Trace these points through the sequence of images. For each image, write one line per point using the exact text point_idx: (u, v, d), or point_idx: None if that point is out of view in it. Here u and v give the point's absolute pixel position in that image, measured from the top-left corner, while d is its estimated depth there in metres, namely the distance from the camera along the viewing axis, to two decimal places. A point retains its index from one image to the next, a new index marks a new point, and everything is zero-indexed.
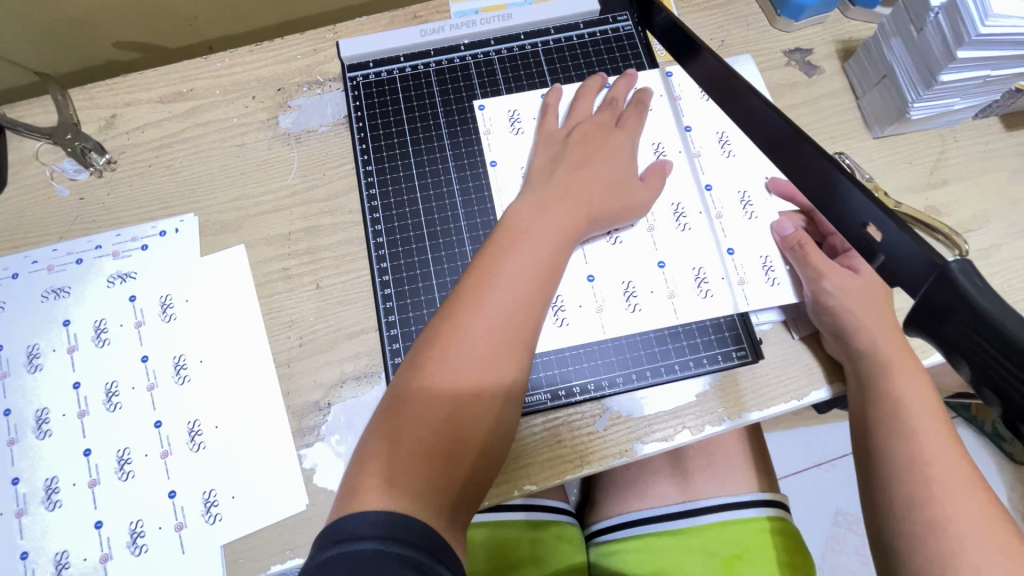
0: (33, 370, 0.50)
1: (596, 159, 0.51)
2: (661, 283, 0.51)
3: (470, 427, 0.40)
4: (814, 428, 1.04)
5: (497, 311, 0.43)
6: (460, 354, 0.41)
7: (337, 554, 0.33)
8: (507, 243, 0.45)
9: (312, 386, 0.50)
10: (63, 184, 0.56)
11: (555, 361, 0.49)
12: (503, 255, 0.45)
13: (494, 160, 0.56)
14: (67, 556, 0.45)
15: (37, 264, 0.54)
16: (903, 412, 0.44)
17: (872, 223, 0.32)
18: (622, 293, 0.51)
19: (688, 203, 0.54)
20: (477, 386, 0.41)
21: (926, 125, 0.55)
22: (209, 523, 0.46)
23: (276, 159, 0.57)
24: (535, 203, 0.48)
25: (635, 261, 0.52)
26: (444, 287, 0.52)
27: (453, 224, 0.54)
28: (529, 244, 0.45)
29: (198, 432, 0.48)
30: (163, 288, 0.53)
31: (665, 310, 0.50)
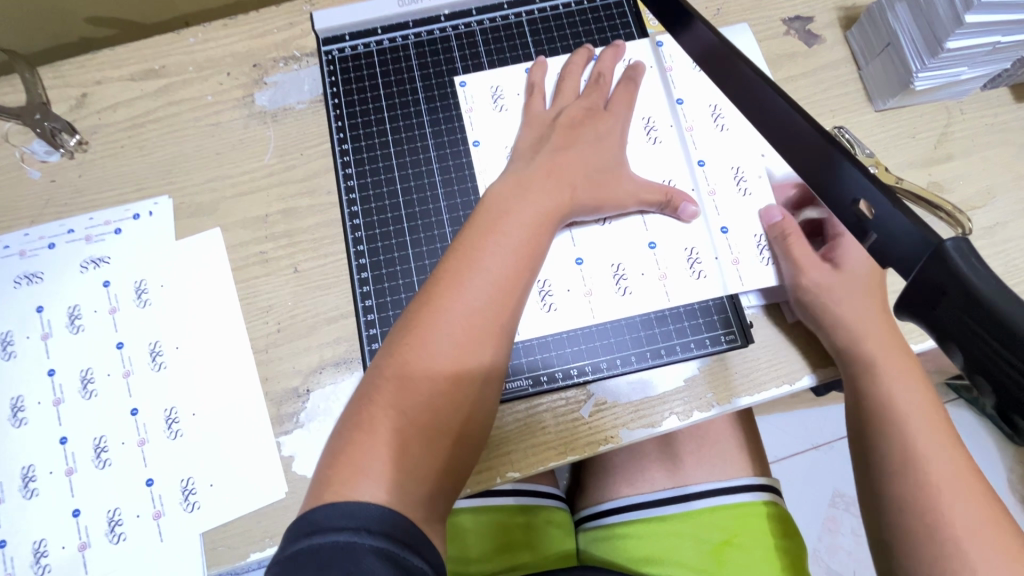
0: (7, 357, 0.49)
1: (580, 138, 0.49)
2: (652, 265, 0.49)
3: (448, 416, 0.39)
4: (814, 411, 1.03)
5: (475, 295, 0.41)
6: (438, 341, 0.40)
7: (308, 547, 0.32)
8: (488, 226, 0.44)
9: (290, 372, 0.49)
10: (34, 166, 0.55)
11: (538, 347, 0.48)
12: (482, 237, 0.43)
13: (476, 140, 0.53)
14: (46, 544, 0.45)
15: (9, 249, 0.52)
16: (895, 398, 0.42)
17: (864, 199, 0.29)
18: (611, 277, 0.49)
19: (679, 182, 0.51)
20: (454, 373, 0.40)
21: (931, 96, 0.53)
22: (187, 511, 0.45)
23: (252, 138, 0.55)
24: (516, 183, 0.46)
25: (624, 243, 0.49)
26: (422, 270, 0.51)
27: (432, 205, 0.52)
28: (510, 225, 0.44)
29: (175, 420, 0.47)
30: (139, 273, 0.51)
31: (654, 292, 0.49)
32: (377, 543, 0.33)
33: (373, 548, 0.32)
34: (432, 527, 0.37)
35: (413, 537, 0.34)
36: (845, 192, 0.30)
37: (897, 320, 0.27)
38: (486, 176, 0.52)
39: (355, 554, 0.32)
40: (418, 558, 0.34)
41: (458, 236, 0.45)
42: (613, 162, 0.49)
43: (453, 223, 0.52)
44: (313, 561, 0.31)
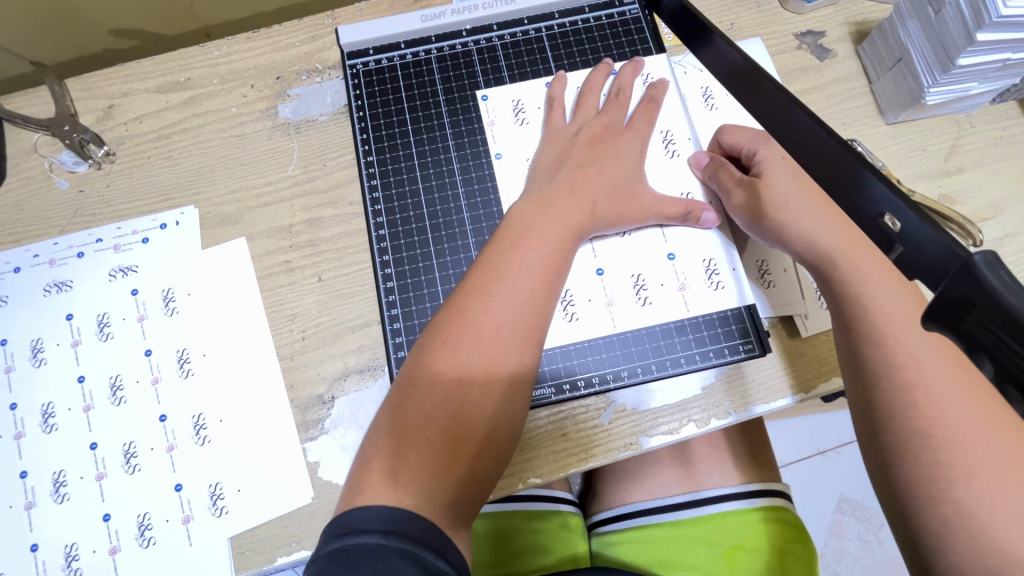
0: (38, 364, 0.50)
1: (600, 155, 0.50)
2: (671, 275, 0.50)
3: (476, 425, 0.40)
4: (821, 416, 1.04)
5: (501, 308, 0.42)
6: (467, 351, 0.41)
7: (341, 548, 0.34)
8: (513, 241, 0.45)
9: (315, 379, 0.49)
10: (63, 176, 0.56)
11: (561, 354, 0.49)
12: (507, 254, 0.44)
13: (498, 153, 0.55)
14: (77, 548, 0.46)
15: (39, 257, 0.53)
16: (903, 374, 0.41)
17: (888, 212, 0.30)
18: (632, 286, 0.50)
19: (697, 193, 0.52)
20: (479, 384, 0.41)
21: (942, 110, 0.54)
22: (216, 516, 0.46)
23: (276, 150, 0.56)
24: (539, 202, 0.47)
25: (644, 253, 0.51)
26: (445, 279, 0.52)
27: (454, 216, 0.53)
28: (534, 242, 0.45)
29: (203, 426, 0.48)
30: (165, 281, 0.52)
31: (674, 302, 0.50)
32: (402, 545, 0.34)
33: (399, 549, 0.33)
34: (456, 533, 0.38)
35: (438, 540, 0.35)
36: (870, 206, 0.31)
37: (925, 328, 0.26)
38: (508, 186, 0.53)
39: (383, 556, 0.33)
40: (442, 560, 0.35)
41: (483, 252, 0.46)
42: (635, 175, 0.50)
43: (475, 233, 0.53)
44: (345, 560, 0.33)
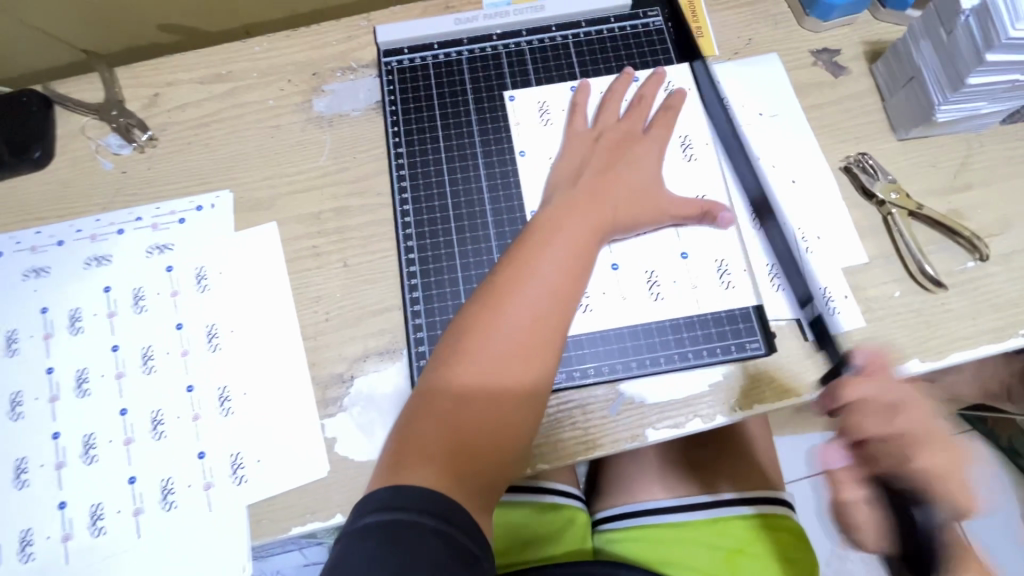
0: (75, 332, 0.53)
1: (618, 163, 0.53)
2: (684, 274, 0.52)
3: (498, 415, 0.42)
4: None
5: (523, 306, 0.45)
6: (490, 345, 0.43)
7: (367, 524, 0.36)
8: (536, 244, 0.47)
9: (336, 358, 0.52)
10: (107, 157, 0.59)
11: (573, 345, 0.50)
12: (530, 257, 0.47)
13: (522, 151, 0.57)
14: (102, 508, 0.48)
15: (82, 233, 0.56)
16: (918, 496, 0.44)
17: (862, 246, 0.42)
18: (645, 282, 0.52)
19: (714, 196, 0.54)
20: (505, 371, 0.43)
21: (952, 128, 0.56)
22: (235, 484, 0.48)
23: (309, 141, 0.59)
24: (561, 206, 0.50)
25: (658, 252, 0.52)
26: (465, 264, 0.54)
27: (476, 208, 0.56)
28: (555, 245, 0.47)
29: (227, 398, 0.50)
30: (198, 260, 0.55)
31: (686, 300, 0.51)
32: (437, 524, 0.36)
33: (433, 528, 0.36)
34: (480, 516, 0.41)
35: (464, 520, 0.37)
36: None
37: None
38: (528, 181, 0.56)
39: (419, 533, 0.35)
40: (471, 539, 0.37)
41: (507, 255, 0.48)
42: (650, 183, 0.53)
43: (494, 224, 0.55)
44: (381, 535, 0.35)
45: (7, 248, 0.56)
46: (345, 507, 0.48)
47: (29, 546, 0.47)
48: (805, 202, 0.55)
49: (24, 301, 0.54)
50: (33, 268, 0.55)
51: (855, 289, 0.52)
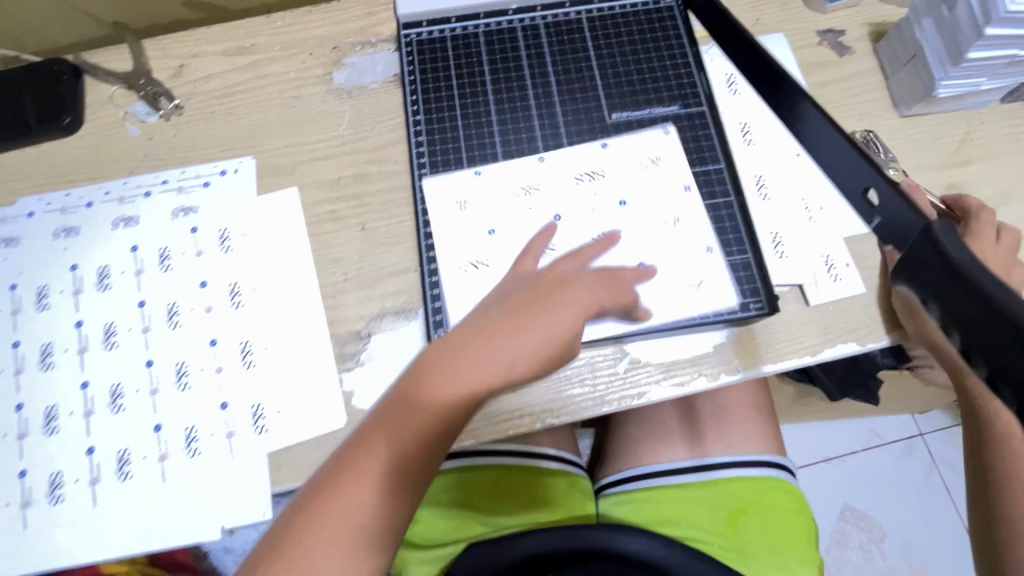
0: (103, 288, 0.55)
1: (558, 293, 0.44)
2: (690, 232, 0.53)
3: (383, 519, 0.40)
4: (823, 430, 1.21)
5: (428, 435, 0.40)
6: (389, 457, 0.40)
7: None
8: (456, 339, 0.42)
9: (354, 317, 0.54)
10: (135, 124, 0.61)
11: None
12: (445, 351, 0.41)
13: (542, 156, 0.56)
14: (128, 454, 0.50)
15: (110, 195, 0.58)
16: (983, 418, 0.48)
17: (871, 188, 0.40)
18: (653, 241, 0.53)
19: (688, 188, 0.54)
20: (398, 481, 0.40)
21: (952, 106, 0.57)
22: (256, 433, 0.50)
23: (330, 111, 0.61)
24: (486, 313, 0.43)
25: (665, 211, 0.53)
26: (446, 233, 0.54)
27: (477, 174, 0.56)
28: (468, 366, 0.40)
29: (249, 352, 0.52)
30: (222, 222, 0.57)
31: (692, 257, 0.52)
32: None
33: None
34: None
35: None
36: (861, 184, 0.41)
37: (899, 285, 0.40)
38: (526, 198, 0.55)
39: None
40: None
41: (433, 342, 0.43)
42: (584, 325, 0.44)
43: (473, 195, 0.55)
44: None
45: (38, 209, 0.58)
46: None
47: (58, 489, 0.49)
48: (808, 173, 0.56)
49: (54, 258, 0.56)
50: (63, 228, 0.57)
51: (856, 257, 0.54)
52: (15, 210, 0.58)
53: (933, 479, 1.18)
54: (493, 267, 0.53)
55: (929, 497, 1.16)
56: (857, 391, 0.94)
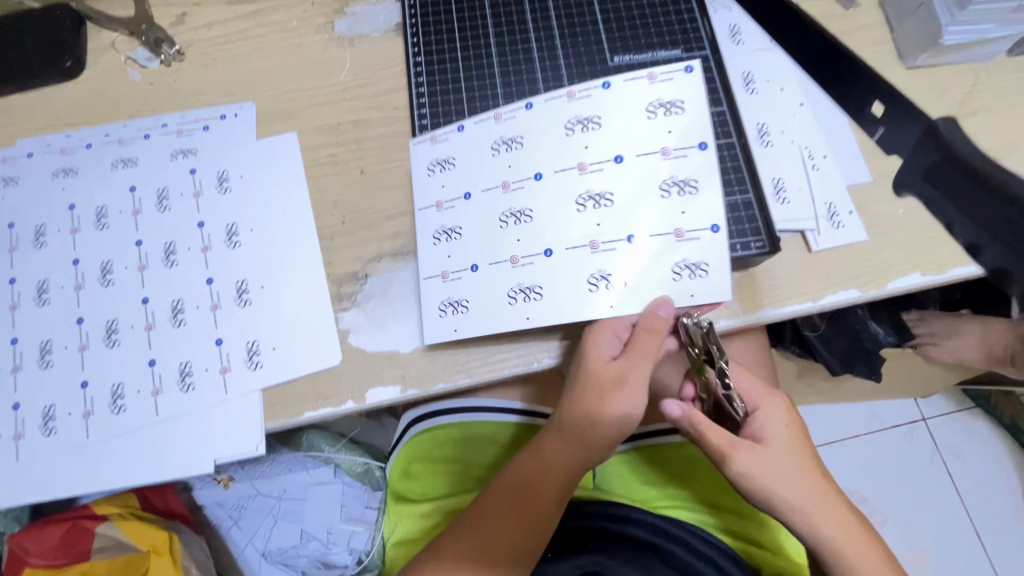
0: (101, 227, 0.55)
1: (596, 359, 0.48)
2: (696, 169, 0.48)
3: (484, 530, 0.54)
4: (826, 413, 1.20)
5: (480, 504, 0.56)
6: (466, 531, 0.55)
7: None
8: (494, 502, 0.54)
9: (351, 259, 0.53)
10: (136, 70, 0.61)
11: (522, 292, 0.49)
12: (491, 517, 0.54)
13: (529, 104, 0.52)
14: (123, 388, 0.50)
15: (110, 137, 0.58)
16: (773, 494, 0.51)
17: None
18: (660, 184, 0.48)
19: (693, 123, 0.48)
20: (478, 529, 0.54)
21: (959, 56, 0.57)
22: (251, 369, 0.50)
23: (330, 59, 0.61)
24: (517, 493, 0.54)
25: (668, 149, 0.48)
26: (420, 204, 0.54)
27: (456, 132, 0.54)
28: (509, 478, 0.54)
29: (245, 290, 0.52)
30: (221, 164, 0.57)
31: (697, 208, 0.48)
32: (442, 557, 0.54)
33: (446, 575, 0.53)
34: None
35: None
36: None
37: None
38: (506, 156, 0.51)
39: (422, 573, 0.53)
40: None
41: (477, 505, 0.56)
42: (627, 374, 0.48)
43: (448, 154, 0.54)
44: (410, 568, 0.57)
45: (38, 150, 0.58)
46: (356, 394, 0.49)
47: (52, 421, 0.49)
48: (812, 122, 0.56)
49: (53, 197, 0.56)
50: (62, 168, 0.57)
51: (860, 205, 0.53)
52: (15, 151, 0.58)
53: (935, 464, 1.16)
54: (463, 235, 0.52)
55: (930, 482, 1.15)
56: (857, 367, 0.86)
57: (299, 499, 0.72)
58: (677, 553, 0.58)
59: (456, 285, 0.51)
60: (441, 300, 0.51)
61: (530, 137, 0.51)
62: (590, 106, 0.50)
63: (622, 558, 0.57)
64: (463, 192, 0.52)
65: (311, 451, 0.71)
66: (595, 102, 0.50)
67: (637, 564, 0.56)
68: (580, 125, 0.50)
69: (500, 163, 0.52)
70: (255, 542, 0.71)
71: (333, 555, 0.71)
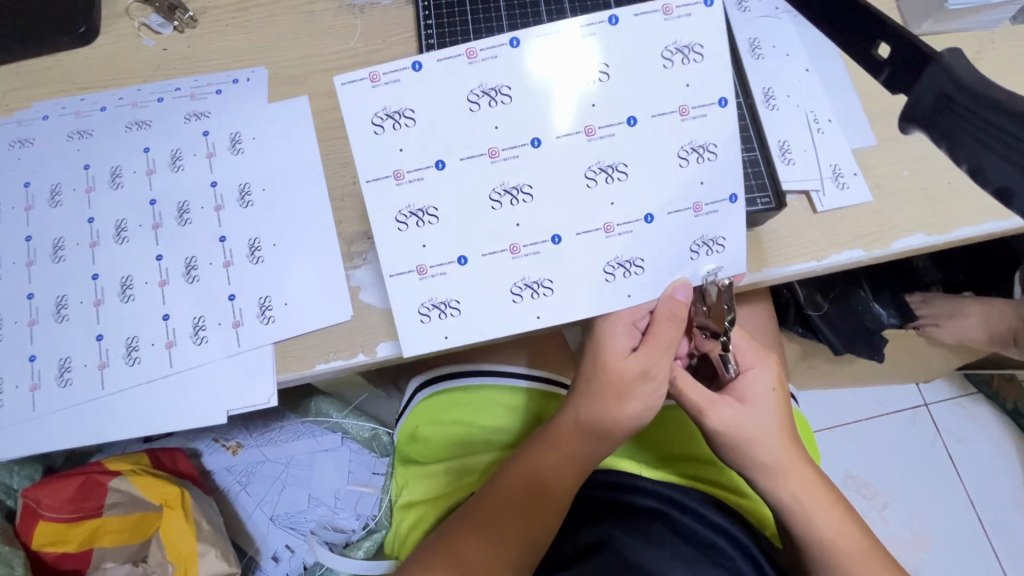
0: (116, 187, 0.56)
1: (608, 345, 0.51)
2: (718, 137, 0.44)
3: (493, 518, 0.53)
4: (827, 397, 1.20)
5: (489, 491, 0.55)
6: (472, 518, 0.53)
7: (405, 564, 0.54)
8: (505, 490, 0.54)
9: (361, 219, 0.54)
10: (149, 36, 0.62)
11: (528, 286, 0.46)
12: (501, 502, 0.53)
13: (514, 39, 0.42)
14: (138, 340, 0.50)
15: (124, 100, 0.59)
16: (747, 451, 0.52)
17: (878, 45, 0.41)
18: (678, 152, 0.44)
19: (715, 76, 0.43)
20: (487, 514, 0.53)
21: (964, 23, 0.57)
22: (263, 323, 0.51)
23: (341, 26, 0.61)
24: (528, 480, 0.54)
25: (685, 117, 0.44)
26: (372, 174, 0.43)
27: (410, 70, 0.42)
28: (519, 467, 0.55)
29: (257, 248, 0.53)
30: (233, 126, 0.57)
31: (717, 182, 0.45)
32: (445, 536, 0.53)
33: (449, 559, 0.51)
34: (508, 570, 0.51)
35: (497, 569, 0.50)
36: (868, 42, 0.42)
37: (904, 135, 0.35)
38: (490, 113, 0.43)
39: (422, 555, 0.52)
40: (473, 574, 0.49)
41: (485, 493, 0.55)
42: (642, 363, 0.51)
43: (402, 102, 0.42)
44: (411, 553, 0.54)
45: (53, 113, 0.59)
46: (367, 348, 0.50)
47: (68, 372, 0.50)
48: (817, 87, 0.56)
49: (69, 158, 0.57)
50: (77, 130, 0.58)
51: (864, 167, 0.54)
52: (31, 114, 0.59)
53: (936, 448, 1.16)
54: (442, 218, 0.44)
55: (932, 466, 1.15)
56: (859, 347, 0.85)
57: (306, 467, 0.75)
58: (685, 521, 0.57)
59: (443, 282, 0.46)
60: (424, 302, 0.46)
61: (518, 84, 0.43)
62: (592, 50, 0.42)
63: (631, 529, 0.56)
64: (434, 158, 0.43)
65: (317, 417, 0.75)
66: (599, 44, 0.42)
67: (643, 531, 0.55)
68: (582, 73, 0.43)
69: (482, 120, 0.43)
70: (264, 506, 0.74)
71: (340, 520, 0.74)
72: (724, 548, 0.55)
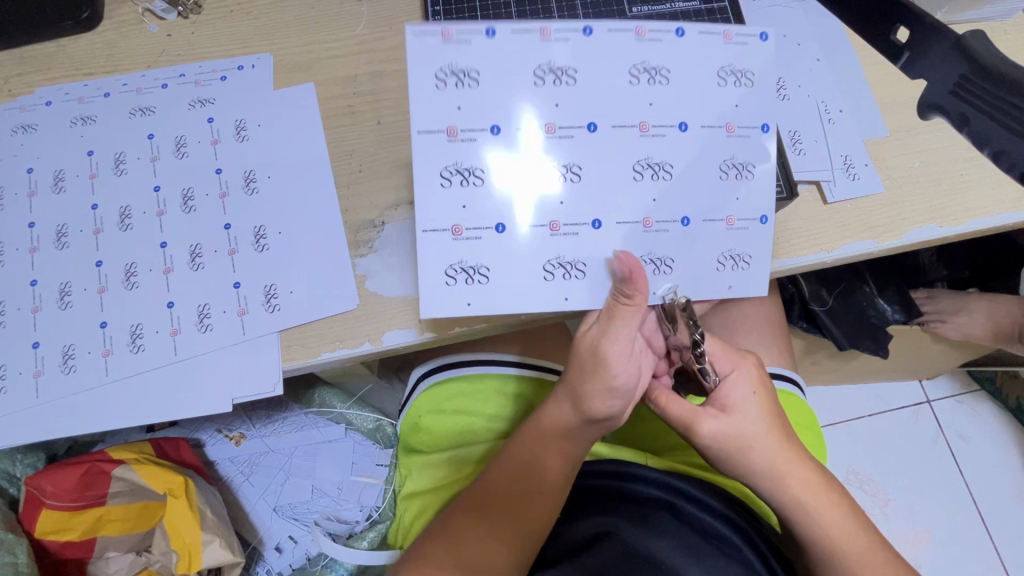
0: (119, 173, 0.55)
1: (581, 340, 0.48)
2: (762, 150, 0.47)
3: (487, 512, 0.51)
4: (830, 392, 1.20)
5: (480, 485, 0.54)
6: (465, 515, 0.52)
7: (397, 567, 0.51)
8: (495, 484, 0.53)
9: (368, 207, 0.53)
10: (153, 21, 0.61)
11: (561, 265, 0.46)
12: (493, 497, 0.52)
13: (588, 28, 0.45)
14: (142, 329, 0.50)
15: (127, 86, 0.58)
16: (739, 457, 0.51)
17: None
18: (720, 165, 0.47)
19: (762, 102, 0.47)
20: (479, 510, 0.52)
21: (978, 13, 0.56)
22: (269, 312, 0.50)
23: (347, 13, 0.61)
24: (516, 473, 0.52)
25: (734, 132, 0.47)
26: (424, 125, 0.44)
27: (483, 34, 0.44)
28: (507, 459, 0.53)
29: (263, 236, 0.52)
30: (239, 113, 0.57)
31: (757, 193, 0.47)
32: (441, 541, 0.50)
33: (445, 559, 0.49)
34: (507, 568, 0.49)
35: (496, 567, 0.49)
36: None
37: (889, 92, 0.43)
38: (554, 91, 0.45)
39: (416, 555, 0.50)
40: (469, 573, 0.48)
41: (477, 488, 0.53)
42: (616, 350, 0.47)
43: (469, 63, 0.44)
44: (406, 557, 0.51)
45: (56, 98, 0.58)
46: (373, 337, 0.50)
47: (71, 359, 0.50)
48: (829, 77, 0.56)
49: (72, 144, 0.56)
50: (80, 116, 0.57)
51: (875, 158, 0.53)
52: (34, 99, 0.59)
53: (938, 445, 1.16)
54: (484, 181, 0.45)
55: (934, 463, 1.15)
56: (865, 342, 0.84)
57: (309, 458, 0.75)
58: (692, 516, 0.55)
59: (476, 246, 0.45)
60: (452, 264, 0.45)
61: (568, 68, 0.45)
62: (659, 55, 0.45)
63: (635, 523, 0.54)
64: (491, 123, 0.44)
65: (321, 409, 0.77)
66: (666, 50, 0.45)
67: (649, 524, 0.54)
68: (646, 74, 0.45)
69: (544, 96, 0.45)
70: (267, 497, 0.74)
71: (342, 511, 0.74)
72: (732, 539, 0.54)
